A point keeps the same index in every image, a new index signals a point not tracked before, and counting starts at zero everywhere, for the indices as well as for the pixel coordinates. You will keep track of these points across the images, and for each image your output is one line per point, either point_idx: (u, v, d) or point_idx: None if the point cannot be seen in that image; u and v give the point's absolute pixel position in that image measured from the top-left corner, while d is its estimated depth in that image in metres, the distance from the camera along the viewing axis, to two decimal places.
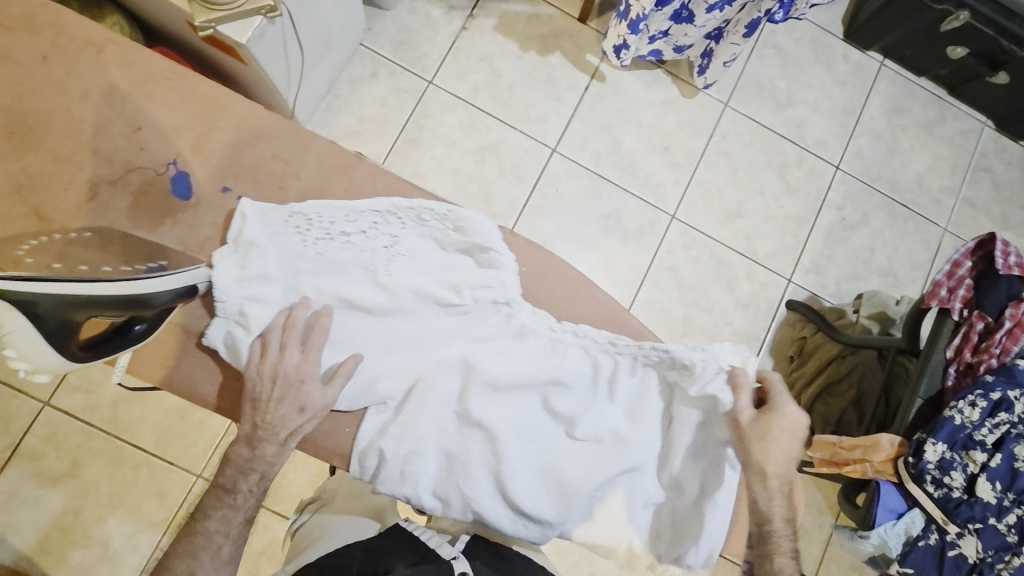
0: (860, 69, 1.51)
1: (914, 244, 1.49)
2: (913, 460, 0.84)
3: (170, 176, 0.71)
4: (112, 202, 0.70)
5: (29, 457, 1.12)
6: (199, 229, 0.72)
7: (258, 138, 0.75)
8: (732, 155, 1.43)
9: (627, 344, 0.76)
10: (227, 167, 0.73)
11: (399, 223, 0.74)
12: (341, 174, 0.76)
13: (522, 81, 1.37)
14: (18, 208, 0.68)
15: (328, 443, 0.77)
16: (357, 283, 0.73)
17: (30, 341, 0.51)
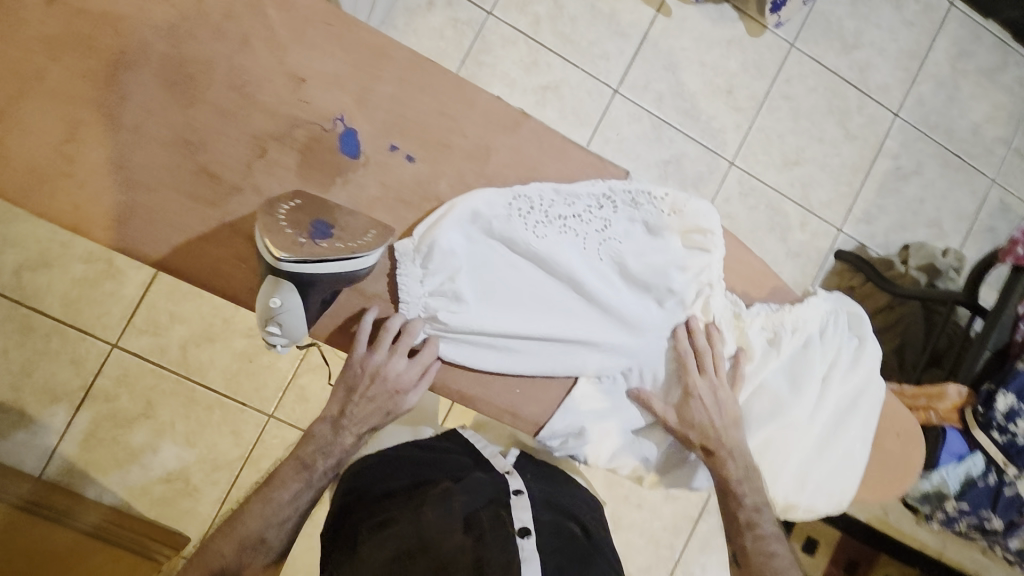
0: (931, 9, 1.45)
1: (962, 195, 1.50)
2: (982, 410, 0.91)
3: (337, 133, 0.68)
4: (281, 160, 0.68)
5: (104, 398, 1.14)
6: (370, 189, 0.70)
7: (422, 89, 0.70)
8: (794, 100, 1.40)
9: (804, 317, 0.81)
10: (394, 122, 0.70)
11: (614, 207, 0.73)
12: (508, 132, 0.73)
13: (586, 14, 1.29)
14: (186, 164, 0.66)
15: (499, 402, 0.78)
16: (569, 267, 0.72)
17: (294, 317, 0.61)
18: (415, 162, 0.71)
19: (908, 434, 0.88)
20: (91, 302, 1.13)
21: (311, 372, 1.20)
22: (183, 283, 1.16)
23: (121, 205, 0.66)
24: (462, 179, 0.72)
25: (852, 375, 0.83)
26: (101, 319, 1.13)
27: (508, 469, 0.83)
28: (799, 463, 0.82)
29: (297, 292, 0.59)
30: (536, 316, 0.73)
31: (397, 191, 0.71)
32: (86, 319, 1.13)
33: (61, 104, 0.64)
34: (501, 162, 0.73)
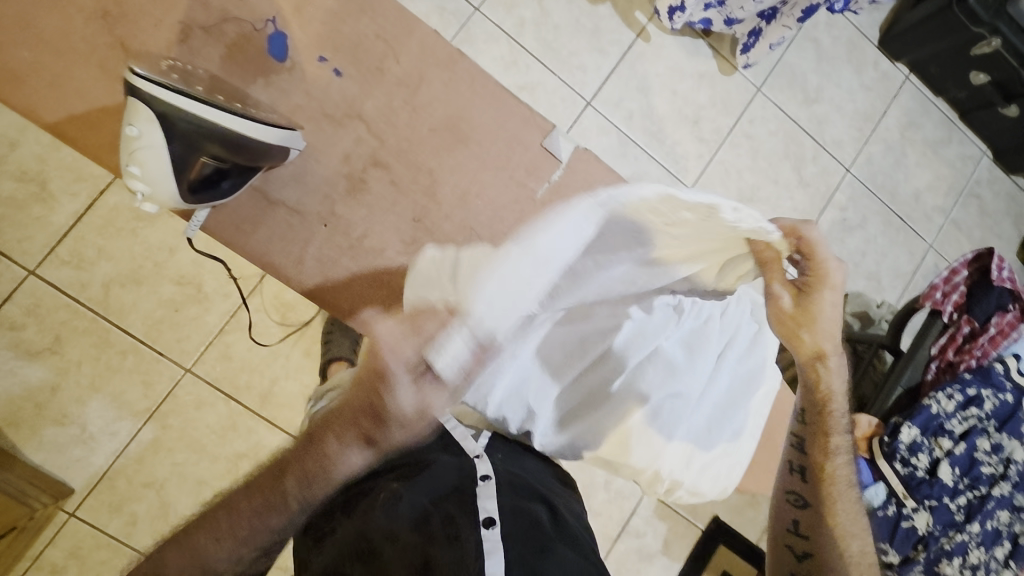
0: (887, 78, 1.56)
1: (901, 254, 1.57)
2: (888, 440, 0.95)
3: (267, 35, 0.85)
4: (209, 49, 0.84)
5: (7, 326, 1.06)
6: (296, 92, 0.86)
7: (360, 15, 0.90)
8: (755, 139, 1.46)
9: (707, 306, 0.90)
10: (326, 40, 0.89)
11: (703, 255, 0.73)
12: (440, 67, 0.93)
13: (569, 26, 1.34)
14: (103, 37, 0.81)
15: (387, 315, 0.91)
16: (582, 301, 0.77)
17: (156, 158, 0.70)
18: (342, 76, 0.88)
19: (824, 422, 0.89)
20: (14, 225, 1.07)
21: (238, 330, 1.16)
22: (118, 220, 1.11)
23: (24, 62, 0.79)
24: (389, 101, 0.90)
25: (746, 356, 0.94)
26: (22, 243, 1.07)
27: (479, 452, 0.78)
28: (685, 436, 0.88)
29: (157, 123, 0.69)
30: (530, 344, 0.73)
31: (324, 100, 0.88)
32: (5, 241, 1.06)
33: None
34: (429, 93, 0.93)
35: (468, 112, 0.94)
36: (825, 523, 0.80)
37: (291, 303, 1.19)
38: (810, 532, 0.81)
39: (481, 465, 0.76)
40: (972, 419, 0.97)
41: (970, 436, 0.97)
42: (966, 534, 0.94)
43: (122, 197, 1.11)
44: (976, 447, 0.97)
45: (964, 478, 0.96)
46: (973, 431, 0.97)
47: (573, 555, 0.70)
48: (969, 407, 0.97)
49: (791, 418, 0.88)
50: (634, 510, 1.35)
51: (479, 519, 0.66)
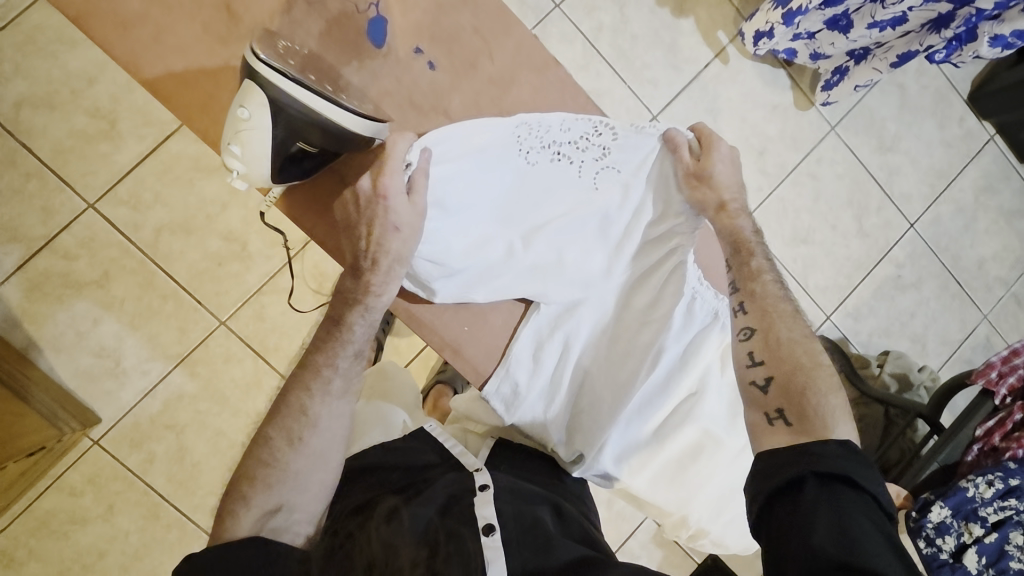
0: (971, 136, 1.48)
1: (951, 321, 1.51)
2: (916, 515, 0.94)
3: (369, 17, 0.72)
4: (307, 22, 0.70)
5: (61, 255, 1.10)
6: (382, 78, 0.73)
7: (464, 5, 0.76)
8: (819, 180, 1.41)
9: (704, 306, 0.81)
10: (426, 26, 0.74)
11: (612, 134, 0.76)
12: (535, 71, 0.79)
13: (647, 36, 1.31)
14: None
15: (444, 334, 0.82)
16: (555, 189, 0.76)
17: (257, 142, 0.61)
18: (435, 70, 0.75)
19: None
20: (81, 157, 1.10)
21: (275, 292, 1.18)
22: (177, 168, 1.13)
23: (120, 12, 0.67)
24: (476, 99, 0.76)
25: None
26: (86, 176, 1.10)
27: (478, 466, 0.79)
28: (715, 491, 0.88)
29: (269, 111, 0.60)
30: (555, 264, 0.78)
31: (410, 91, 0.74)
32: (70, 172, 1.10)
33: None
34: (517, 99, 0.78)
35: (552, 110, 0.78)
36: (785, 357, 0.69)
37: (329, 274, 1.20)
38: (771, 368, 0.69)
39: (480, 475, 0.76)
40: (1009, 510, 0.90)
41: (1003, 526, 0.91)
42: None
43: (184, 146, 1.13)
44: (1008, 539, 0.91)
45: (988, 568, 0.90)
46: (1007, 522, 0.91)
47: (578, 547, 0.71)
48: (1008, 497, 0.90)
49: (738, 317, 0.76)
50: (632, 533, 1.34)
51: (479, 527, 0.69)
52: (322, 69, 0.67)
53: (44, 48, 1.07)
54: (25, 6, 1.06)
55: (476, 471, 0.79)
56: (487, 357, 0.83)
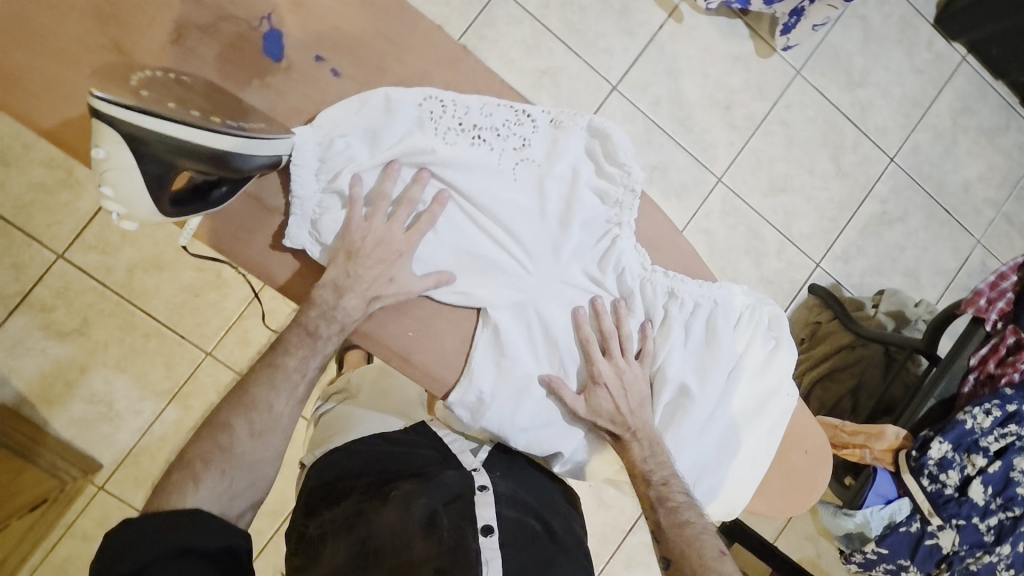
0: (941, 59, 1.45)
1: (944, 249, 1.48)
2: (916, 454, 0.92)
3: (262, 32, 0.66)
4: (199, 49, 0.65)
5: (38, 308, 1.10)
6: (288, 96, 0.68)
7: (364, 6, 0.69)
8: (791, 127, 1.38)
9: (655, 278, 0.79)
10: (325, 35, 0.68)
11: (532, 124, 0.72)
12: (446, 66, 0.71)
13: (595, 6, 1.28)
14: (95, 36, 0.63)
15: (392, 344, 0.77)
16: (479, 175, 0.72)
17: (131, 179, 0.56)
18: (340, 78, 0.69)
19: (817, 452, 0.89)
20: (43, 209, 1.10)
21: (256, 316, 1.17)
22: None
23: (8, 64, 0.62)
24: None
25: (764, 373, 0.83)
26: (52, 227, 1.10)
27: (477, 466, 0.77)
28: (698, 472, 0.83)
29: (128, 148, 0.54)
30: (489, 254, 0.75)
31: (319, 106, 0.69)
32: (35, 225, 1.09)
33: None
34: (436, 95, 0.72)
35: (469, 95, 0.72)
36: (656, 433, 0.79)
37: None
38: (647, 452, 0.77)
39: (479, 475, 0.75)
40: (1010, 436, 0.91)
41: (1006, 454, 0.91)
42: (993, 556, 0.92)
43: None
44: (1013, 466, 0.90)
45: (997, 498, 0.91)
46: (1010, 449, 0.91)
47: (575, 565, 0.71)
48: (1008, 424, 0.90)
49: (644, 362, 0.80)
50: None
51: (477, 527, 0.67)
52: (209, 100, 0.60)
53: None
54: None
55: (475, 470, 0.77)
56: (442, 365, 0.78)
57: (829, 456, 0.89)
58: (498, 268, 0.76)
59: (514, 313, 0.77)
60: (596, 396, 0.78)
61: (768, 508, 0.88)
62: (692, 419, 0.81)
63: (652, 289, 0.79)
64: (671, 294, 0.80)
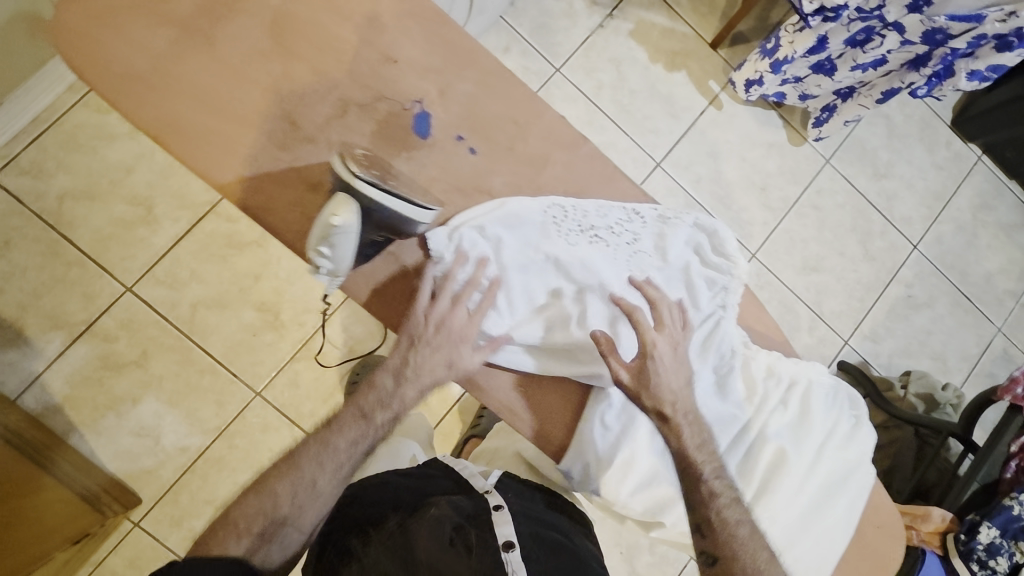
0: (959, 158, 1.55)
1: (968, 336, 1.53)
2: (965, 538, 0.94)
3: (413, 113, 0.69)
4: (358, 125, 0.67)
5: (101, 337, 1.13)
6: (427, 168, 0.69)
7: (496, 93, 0.72)
8: (822, 211, 1.47)
9: (757, 360, 0.80)
10: (465, 116, 0.71)
11: (641, 221, 0.76)
12: (564, 149, 0.75)
13: (645, 90, 1.40)
14: (270, 108, 0.66)
15: (499, 396, 0.74)
16: (601, 273, 0.72)
17: (348, 245, 0.62)
18: (477, 155, 0.71)
19: (890, 529, 0.85)
20: (120, 244, 1.15)
21: (308, 358, 1.20)
22: (211, 246, 1.19)
23: (188, 123, 0.64)
24: (516, 180, 0.72)
25: (845, 449, 0.83)
26: (125, 261, 1.15)
27: (488, 489, 0.78)
28: (814, 551, 0.80)
29: (360, 217, 0.61)
30: (606, 344, 0.73)
31: (453, 179, 0.70)
32: (110, 258, 1.15)
33: (176, 28, 0.64)
34: (554, 176, 0.74)
35: (586, 198, 0.75)
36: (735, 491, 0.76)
37: (359, 336, 1.23)
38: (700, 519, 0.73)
39: (494, 498, 0.76)
40: None
41: None
42: None
43: (218, 225, 1.19)
44: None
45: None
46: None
47: None
48: None
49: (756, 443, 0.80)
50: None
51: (498, 543, 0.67)
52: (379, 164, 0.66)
53: (85, 144, 1.15)
54: (67, 107, 1.14)
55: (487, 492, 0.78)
56: (547, 419, 0.75)
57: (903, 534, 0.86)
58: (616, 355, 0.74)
59: (627, 397, 0.76)
60: (646, 367, 0.73)
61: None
62: (787, 490, 0.79)
63: (754, 371, 0.80)
64: (769, 371, 0.81)
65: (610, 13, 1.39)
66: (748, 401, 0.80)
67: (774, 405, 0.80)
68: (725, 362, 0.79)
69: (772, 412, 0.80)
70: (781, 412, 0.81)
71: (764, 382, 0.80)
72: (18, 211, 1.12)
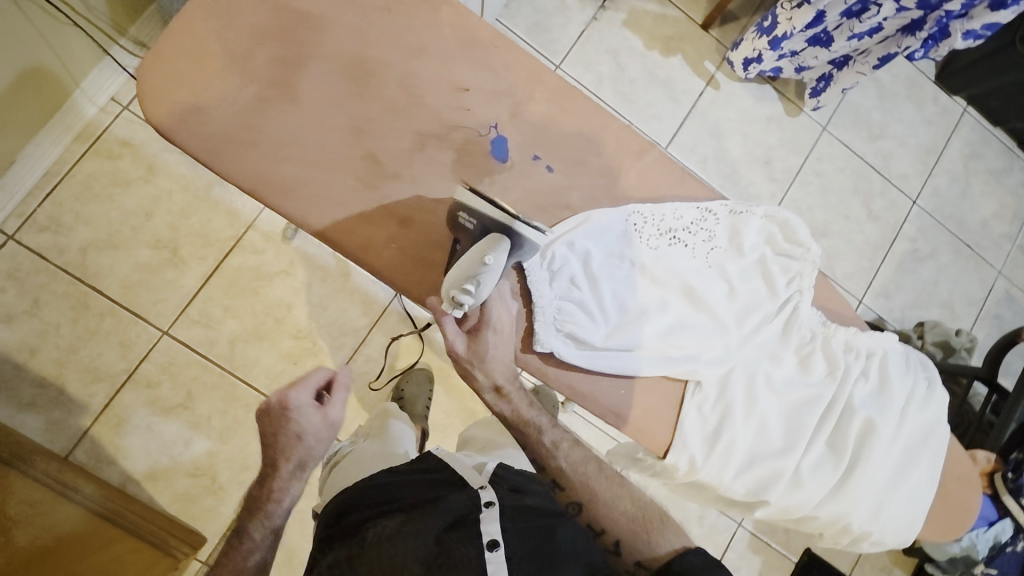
0: (946, 111, 1.61)
1: (972, 282, 1.60)
2: (1012, 475, 0.96)
3: (490, 139, 0.73)
4: (438, 156, 0.72)
5: (144, 384, 1.13)
6: (511, 191, 0.74)
7: (565, 112, 0.76)
8: (825, 177, 1.51)
9: (836, 335, 0.84)
10: (537, 137, 0.75)
11: (715, 218, 0.80)
12: (635, 157, 0.78)
13: (643, 78, 1.42)
14: (354, 149, 0.71)
15: (604, 401, 0.76)
16: (681, 271, 0.78)
17: (491, 281, 0.64)
18: (554, 172, 0.75)
19: (964, 477, 0.90)
20: (149, 289, 1.14)
21: (353, 379, 1.22)
22: (241, 280, 1.18)
23: (287, 177, 0.69)
24: (592, 194, 0.76)
25: (925, 411, 0.86)
26: (157, 305, 1.14)
27: (483, 484, 0.74)
28: (904, 510, 0.83)
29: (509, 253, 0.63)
30: (695, 338, 0.78)
31: (536, 197, 0.74)
32: (142, 304, 1.14)
33: (261, 84, 0.69)
34: (627, 185, 0.78)
35: (661, 202, 0.78)
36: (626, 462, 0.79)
37: (399, 352, 1.24)
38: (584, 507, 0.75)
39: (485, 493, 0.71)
40: None
41: None
42: None
43: (245, 258, 1.19)
44: None
45: None
46: None
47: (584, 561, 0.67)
48: None
49: (844, 414, 0.83)
50: (729, 545, 1.35)
51: (481, 543, 0.63)
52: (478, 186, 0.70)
53: (100, 192, 1.14)
54: (77, 157, 1.13)
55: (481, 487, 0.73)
56: (649, 417, 0.78)
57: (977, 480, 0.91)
58: (704, 346, 0.79)
59: (720, 385, 0.80)
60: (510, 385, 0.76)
61: (931, 534, 0.89)
62: (878, 457, 0.82)
63: (834, 347, 0.84)
64: (847, 346, 0.85)
65: (601, 5, 1.40)
66: (831, 376, 0.83)
67: (855, 376, 0.83)
68: (806, 342, 0.84)
69: (854, 383, 0.84)
70: (863, 383, 0.84)
71: (845, 357, 0.84)
72: (43, 267, 1.10)
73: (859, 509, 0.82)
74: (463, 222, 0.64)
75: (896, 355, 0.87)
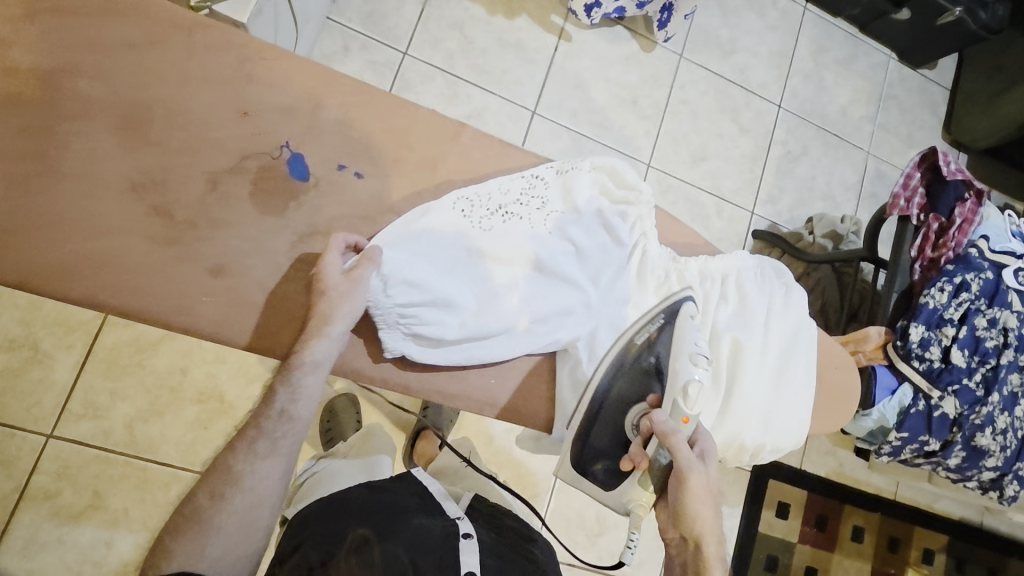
0: (788, 14, 1.67)
1: (845, 169, 1.69)
2: (901, 343, 1.02)
3: (285, 159, 0.75)
4: (234, 191, 0.73)
5: (42, 497, 1.03)
6: (323, 208, 0.76)
7: (366, 112, 0.79)
8: (692, 103, 1.54)
9: (686, 266, 0.87)
10: (342, 147, 0.77)
11: (543, 184, 0.82)
12: (450, 143, 0.82)
13: (494, 46, 1.39)
14: (137, 207, 0.70)
15: (476, 394, 0.80)
16: (520, 244, 0.79)
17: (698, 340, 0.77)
18: (364, 177, 0.78)
19: (844, 364, 0.97)
20: (18, 395, 1.04)
21: None
22: (121, 357, 1.09)
23: (68, 256, 0.68)
24: (412, 188, 0.79)
25: (788, 316, 0.90)
26: (32, 410, 1.05)
27: (458, 514, 0.77)
28: (788, 417, 0.88)
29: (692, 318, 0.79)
30: (548, 307, 0.79)
31: (356, 207, 0.77)
32: (14, 414, 1.04)
33: (14, 163, 0.68)
34: (451, 168, 0.82)
35: (486, 182, 0.81)
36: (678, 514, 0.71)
37: None
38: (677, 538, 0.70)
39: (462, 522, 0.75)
40: (965, 302, 1.03)
41: (968, 318, 1.03)
42: (989, 406, 1.03)
43: (118, 334, 1.10)
44: (977, 326, 1.03)
45: (975, 356, 1.03)
46: (969, 313, 1.03)
47: None
48: (960, 293, 1.02)
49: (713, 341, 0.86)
50: None
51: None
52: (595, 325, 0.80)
53: None
54: None
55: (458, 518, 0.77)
56: (526, 398, 0.82)
57: (853, 362, 0.98)
58: (562, 312, 0.79)
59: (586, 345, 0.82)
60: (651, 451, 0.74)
61: (820, 427, 0.97)
62: (752, 374, 0.85)
63: (688, 279, 0.87)
64: (701, 273, 0.89)
65: None
66: None
67: (711, 302, 0.87)
68: (662, 281, 0.86)
69: (713, 308, 0.87)
70: (724, 305, 0.88)
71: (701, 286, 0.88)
72: None
73: (747, 427, 0.86)
74: (643, 336, 0.77)
75: (751, 273, 0.91)
